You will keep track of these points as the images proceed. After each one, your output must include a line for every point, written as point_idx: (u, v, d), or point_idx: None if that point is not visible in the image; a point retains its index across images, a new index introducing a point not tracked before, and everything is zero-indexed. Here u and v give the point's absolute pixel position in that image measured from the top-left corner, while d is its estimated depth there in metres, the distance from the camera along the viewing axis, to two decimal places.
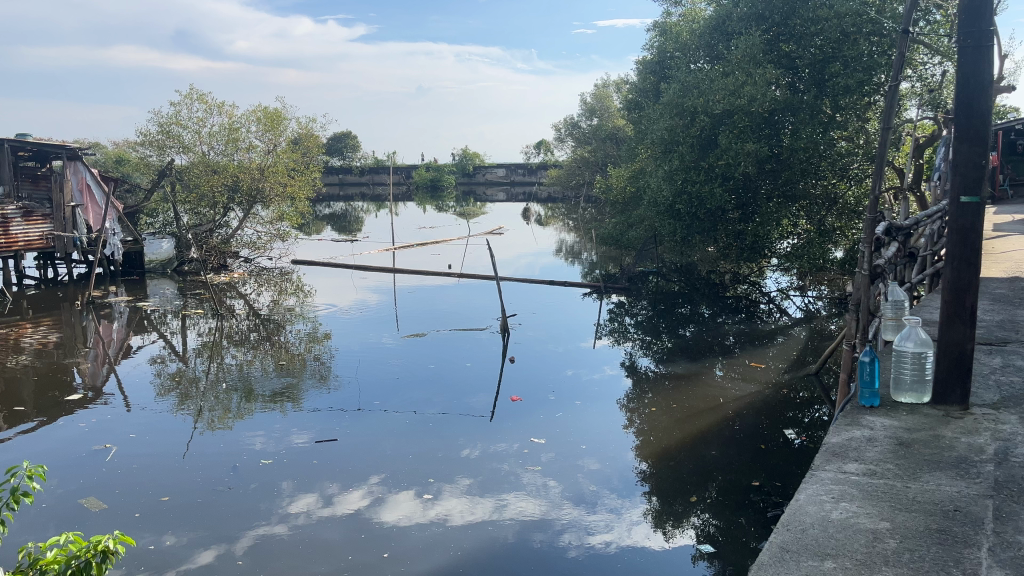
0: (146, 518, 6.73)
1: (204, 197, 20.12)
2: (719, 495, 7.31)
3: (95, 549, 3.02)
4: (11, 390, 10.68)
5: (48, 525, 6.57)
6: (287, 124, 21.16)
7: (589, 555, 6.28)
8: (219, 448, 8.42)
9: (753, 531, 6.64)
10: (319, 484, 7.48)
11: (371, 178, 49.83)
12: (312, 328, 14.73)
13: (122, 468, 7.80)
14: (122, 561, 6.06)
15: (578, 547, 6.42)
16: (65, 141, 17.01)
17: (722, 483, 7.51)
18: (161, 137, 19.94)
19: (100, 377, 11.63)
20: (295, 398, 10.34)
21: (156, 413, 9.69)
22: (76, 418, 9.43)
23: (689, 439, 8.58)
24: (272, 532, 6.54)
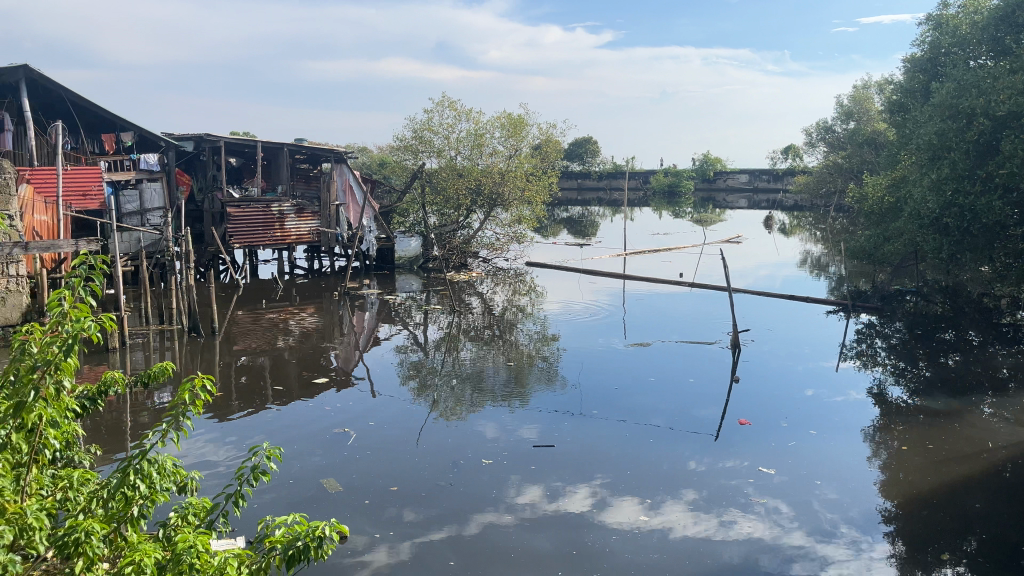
0: (381, 498, 7.03)
1: (449, 199, 21.34)
2: (981, 551, 6.35)
3: (313, 534, 3.21)
4: (279, 368, 11.88)
5: (306, 491, 7.13)
6: (529, 130, 21.79)
7: None
8: (451, 436, 8.75)
9: None
10: (546, 480, 7.52)
11: (610, 182, 49.99)
12: (542, 328, 15.02)
13: (369, 447, 8.34)
14: (363, 529, 6.44)
15: None
16: (334, 146, 18.91)
17: (986, 539, 6.52)
18: (415, 142, 21.40)
19: (351, 361, 12.61)
20: (524, 396, 10.52)
21: (395, 400, 10.31)
22: (324, 400, 10.20)
23: (946, 485, 7.56)
24: (499, 521, 6.64)
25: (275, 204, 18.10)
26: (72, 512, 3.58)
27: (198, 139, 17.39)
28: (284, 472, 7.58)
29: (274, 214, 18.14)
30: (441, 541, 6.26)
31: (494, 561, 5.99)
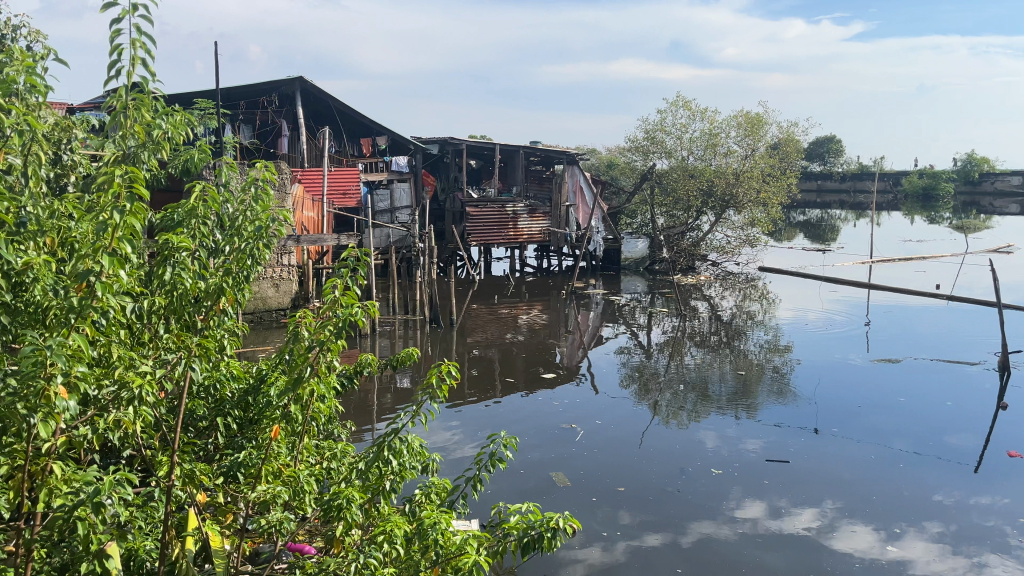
0: (601, 496, 7.10)
1: (679, 200, 21.01)
2: None
3: (547, 525, 3.31)
4: (507, 361, 12.35)
5: (530, 481, 7.38)
6: (768, 129, 20.79)
7: None
8: (674, 442, 8.63)
9: None
10: (771, 496, 7.19)
11: (855, 184, 46.54)
12: (773, 337, 14.34)
13: (594, 446, 8.44)
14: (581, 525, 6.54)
15: None
16: (567, 148, 19.33)
17: None
18: (647, 143, 21.46)
19: (576, 359, 12.82)
20: (752, 407, 10.10)
21: (618, 400, 10.34)
22: (551, 395, 10.46)
23: None
24: (718, 533, 6.44)
25: (510, 204, 18.89)
26: (334, 479, 3.98)
27: (443, 142, 18.78)
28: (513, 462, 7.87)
29: (509, 214, 18.96)
30: (657, 544, 6.21)
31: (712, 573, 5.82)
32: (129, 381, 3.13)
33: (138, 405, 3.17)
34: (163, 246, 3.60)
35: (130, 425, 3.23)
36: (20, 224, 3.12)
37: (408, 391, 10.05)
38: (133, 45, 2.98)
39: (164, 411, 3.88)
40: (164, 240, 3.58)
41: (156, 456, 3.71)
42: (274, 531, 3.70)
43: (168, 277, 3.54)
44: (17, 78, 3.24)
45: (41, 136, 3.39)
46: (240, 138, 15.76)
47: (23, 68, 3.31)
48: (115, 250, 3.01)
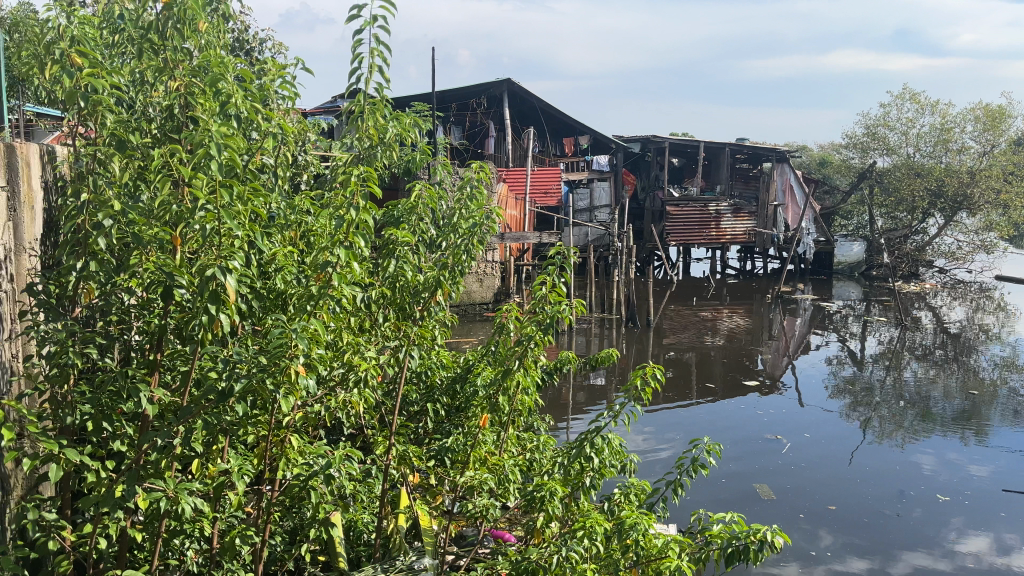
0: (806, 513, 6.70)
1: (903, 201, 19.41)
2: None
3: (754, 537, 3.19)
4: (705, 364, 12.02)
5: (728, 488, 7.13)
6: (1012, 123, 18.67)
7: None
8: (890, 463, 7.98)
9: None
10: (1000, 531, 6.46)
11: None
12: (1010, 355, 12.87)
13: (803, 461, 7.97)
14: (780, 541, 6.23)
15: None
16: (777, 146, 18.52)
17: None
18: (867, 139, 20.34)
19: (779, 367, 12.22)
20: (982, 430, 9.12)
21: (826, 413, 9.75)
22: (754, 403, 10.06)
23: None
24: (935, 565, 5.89)
25: (713, 203, 18.69)
26: (536, 470, 4.11)
27: (646, 141, 18.70)
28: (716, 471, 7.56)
29: (712, 214, 18.79)
30: (864, 569, 5.80)
31: None
32: (357, 365, 3.40)
33: (362, 387, 3.42)
34: (388, 240, 3.83)
35: (356, 405, 3.49)
36: (270, 217, 3.47)
37: (603, 390, 10.13)
38: (372, 53, 3.20)
39: (383, 395, 4.17)
40: (389, 234, 3.80)
41: (376, 436, 3.99)
42: (480, 516, 3.87)
43: (393, 270, 3.79)
44: (273, 86, 3.60)
45: (290, 137, 3.73)
46: (451, 138, 16.52)
47: (277, 74, 3.65)
48: (350, 244, 3.26)
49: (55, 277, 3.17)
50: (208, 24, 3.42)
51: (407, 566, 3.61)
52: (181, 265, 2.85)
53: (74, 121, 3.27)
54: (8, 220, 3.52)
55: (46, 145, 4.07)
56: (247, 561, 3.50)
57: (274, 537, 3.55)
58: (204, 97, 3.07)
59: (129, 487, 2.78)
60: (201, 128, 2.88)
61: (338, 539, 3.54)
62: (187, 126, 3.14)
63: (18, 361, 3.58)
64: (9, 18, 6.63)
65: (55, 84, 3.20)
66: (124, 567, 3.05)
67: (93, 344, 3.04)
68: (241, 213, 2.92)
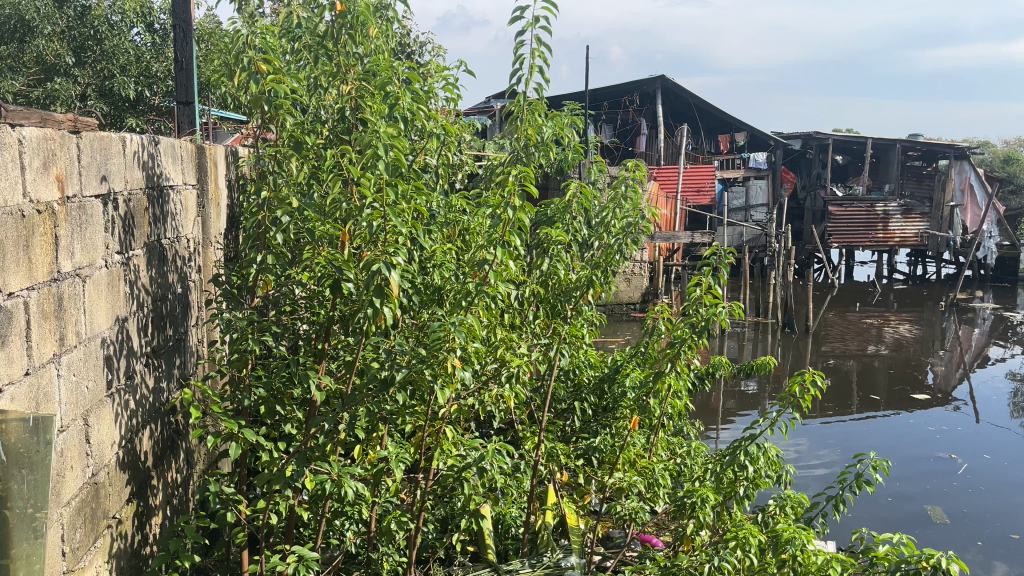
0: (984, 540, 6.15)
1: None
2: None
3: (925, 562, 2.96)
4: (869, 374, 11.32)
5: (895, 507, 6.68)
6: None
7: None
8: None
9: None
10: None
11: None
12: None
13: (980, 484, 7.34)
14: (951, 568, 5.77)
15: None
16: (955, 142, 17.17)
17: None
18: None
19: (953, 380, 11.30)
20: None
21: (1007, 433, 8.94)
22: (924, 418, 9.35)
23: None
24: None
25: (881, 203, 17.74)
26: (687, 476, 4.03)
27: (807, 137, 17.92)
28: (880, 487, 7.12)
29: (879, 215, 17.81)
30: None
31: None
32: (510, 360, 3.45)
33: (515, 383, 3.46)
34: (543, 238, 3.85)
35: (508, 401, 3.54)
36: (430, 215, 3.58)
37: (755, 397, 9.78)
38: (533, 53, 3.24)
39: (532, 392, 4.21)
40: (544, 232, 3.83)
41: (525, 432, 4.03)
42: (629, 519, 3.83)
43: (546, 267, 3.82)
44: (436, 88, 3.71)
45: (451, 137, 3.83)
46: (602, 137, 16.47)
47: (440, 76, 3.77)
48: (505, 242, 3.31)
49: (237, 268, 3.42)
50: (378, 29, 3.58)
51: (554, 562, 3.63)
52: (348, 260, 3.00)
53: (256, 124, 3.52)
54: (199, 216, 3.83)
55: (231, 147, 4.40)
56: (401, 546, 3.63)
57: (427, 525, 3.67)
58: (373, 99, 3.20)
59: (298, 468, 2.95)
60: (371, 130, 3.01)
61: (488, 532, 3.60)
62: (357, 127, 3.30)
63: (203, 346, 3.90)
64: (201, 31, 7.25)
65: (241, 90, 3.46)
66: (291, 543, 3.25)
67: (269, 332, 3.26)
68: (405, 211, 3.03)
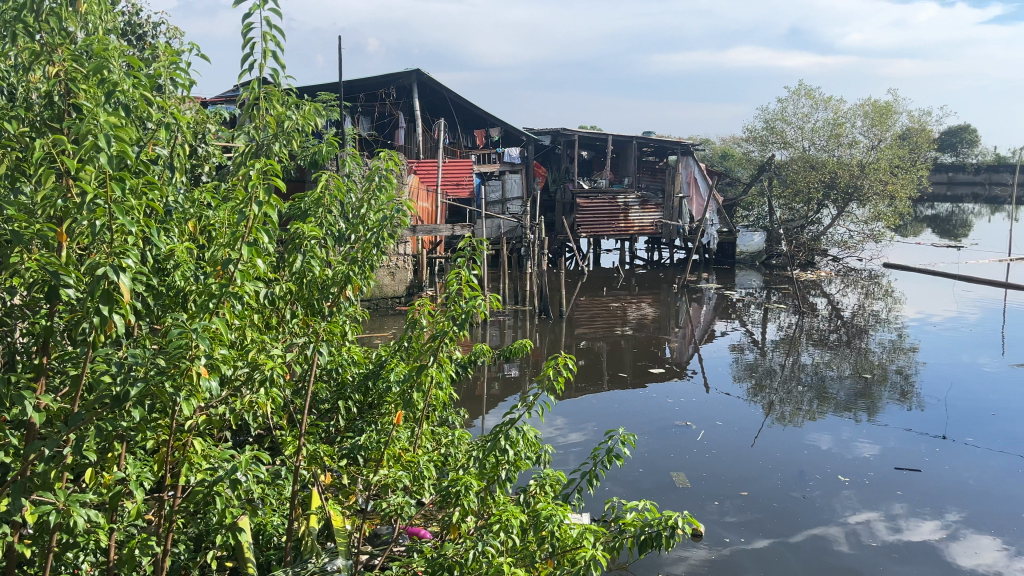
0: (724, 508, 6.36)
1: (799, 192, 20.62)
2: None
3: (666, 523, 3.34)
4: (616, 353, 12.17)
5: (655, 478, 6.94)
6: (898, 119, 20.05)
7: None
8: (788, 441, 8.03)
9: None
10: (887, 502, 6.59)
11: (992, 176, 42.22)
12: (898, 337, 13.23)
13: (711, 450, 7.73)
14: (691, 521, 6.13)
15: None
16: (680, 138, 19.51)
17: None
18: (766, 133, 21.56)
19: (686, 352, 12.28)
20: (872, 407, 9.25)
21: (731, 398, 9.63)
22: (664, 392, 9.92)
23: None
24: (829, 535, 5.98)
25: (621, 196, 19.27)
26: (451, 465, 4.08)
27: (555, 133, 18.95)
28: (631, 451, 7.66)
29: (620, 206, 19.34)
30: (770, 549, 5.73)
31: None
32: (262, 363, 3.25)
33: (270, 387, 3.28)
34: (293, 233, 3.67)
35: (263, 406, 3.34)
36: (166, 212, 3.29)
37: (517, 381, 10.18)
38: (265, 37, 3.09)
39: (293, 393, 4.04)
40: (294, 227, 3.65)
41: (285, 436, 3.86)
42: (395, 515, 3.85)
43: (299, 265, 3.65)
44: (164, 73, 3.39)
45: (184, 130, 3.56)
46: (359, 129, 16.18)
47: (169, 59, 3.46)
48: (252, 240, 3.11)
49: None
50: (92, 5, 3.20)
51: (319, 567, 3.55)
52: (66, 262, 2.68)
53: None
54: None
55: None
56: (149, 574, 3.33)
57: (176, 546, 3.39)
58: (87, 82, 2.86)
59: (14, 502, 2.57)
60: (86, 117, 2.68)
61: (246, 545, 3.42)
62: (70, 114, 2.95)
63: None
64: None
65: None
66: None
67: None
68: (133, 208, 2.72)
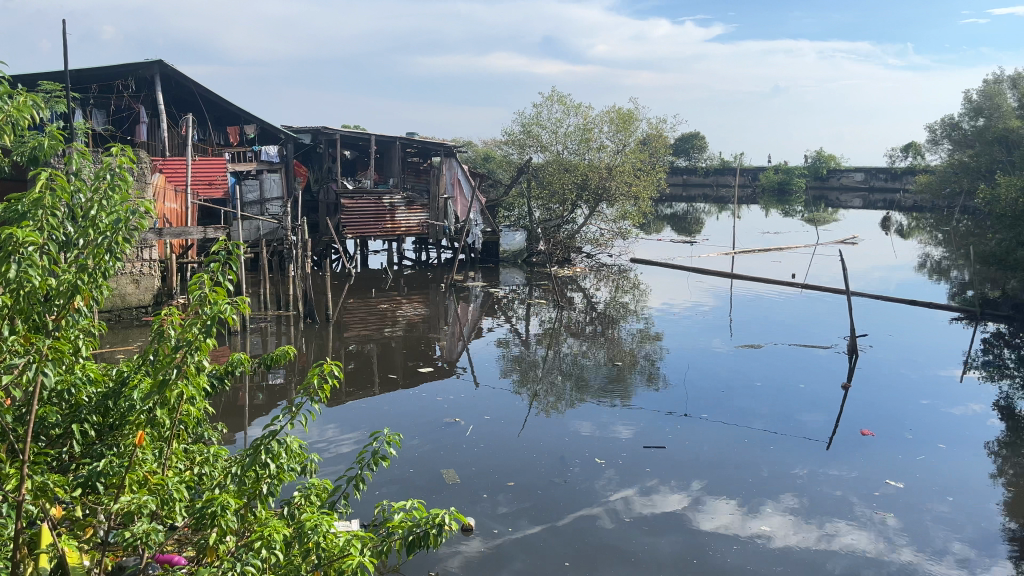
0: (494, 501, 6.54)
1: (555, 194, 21.74)
2: None
3: (434, 522, 3.38)
4: (385, 355, 12.10)
5: (427, 478, 6.98)
6: (639, 126, 21.79)
7: None
8: (551, 429, 8.45)
9: None
10: (641, 478, 7.14)
11: (717, 179, 47.43)
12: (646, 326, 14.41)
13: (479, 444, 7.92)
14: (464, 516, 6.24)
15: None
16: (444, 140, 19.84)
17: None
18: (523, 137, 22.20)
19: (455, 350, 12.49)
20: (625, 392, 10.00)
21: (498, 392, 9.95)
22: (434, 390, 10.00)
23: None
24: (591, 515, 6.36)
25: (386, 196, 19.18)
26: (206, 485, 3.82)
27: (316, 132, 18.36)
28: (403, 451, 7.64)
29: (385, 206, 19.24)
30: (538, 535, 5.99)
31: (603, 566, 5.59)
32: None
33: None
34: (5, 241, 3.22)
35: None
36: None
37: (283, 389, 9.76)
38: None
39: (11, 420, 3.58)
40: (6, 234, 3.20)
41: (5, 468, 3.39)
42: (141, 543, 3.53)
43: (14, 278, 3.20)
44: None
45: None
46: (93, 124, 14.77)
47: None
48: None
49: None
50: None
51: None
52: None
53: None
54: None
55: None
56: None
57: None
58: None
59: None
60: None
61: None
62: None
63: None
64: None
65: None
66: None
67: None
68: None
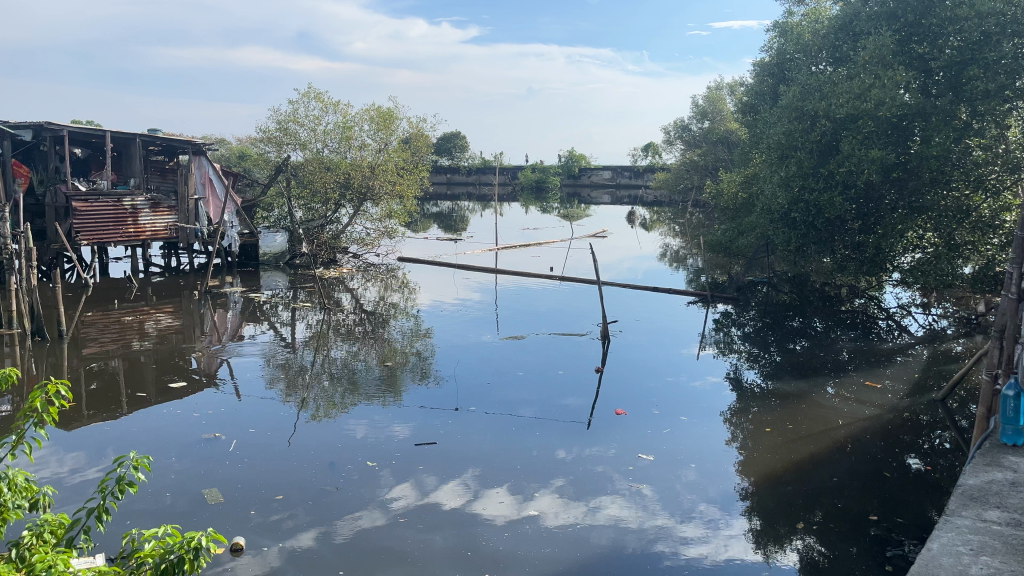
0: (264, 517, 6.24)
1: (317, 193, 21.19)
2: (862, 494, 7.06)
3: (189, 546, 3.15)
4: (134, 372, 11.09)
5: (188, 501, 6.49)
6: (399, 124, 22.02)
7: (684, 565, 5.79)
8: (320, 436, 8.20)
9: (866, 549, 6.08)
10: (416, 475, 7.17)
11: (478, 177, 48.83)
12: (414, 324, 14.48)
13: (245, 459, 7.51)
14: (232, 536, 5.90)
15: (674, 558, 5.89)
16: (192, 137, 18.66)
17: (852, 491, 7.10)
18: (279, 134, 21.35)
19: (215, 361, 11.74)
20: (396, 392, 9.98)
21: (263, 402, 9.50)
22: (190, 406, 9.32)
23: (825, 452, 8.02)
24: (369, 518, 6.29)
25: (127, 199, 17.54)
26: None
27: (39, 129, 16.15)
28: (159, 474, 7.04)
29: (126, 209, 17.58)
30: (314, 546, 5.81)
31: (381, 569, 5.55)
32: None
33: None
34: None
35: None
36: None
37: (7, 419, 8.55)
38: None
39: None
40: None
41: None
42: None
43: None
44: None
45: None
46: None
47: None
48: None
49: None
50: None
51: None
52: None
53: None
54: None
55: None
56: None
57: None
58: None
59: None
60: None
61: None
62: None
63: None
64: None
65: None
66: None
67: None
68: None
